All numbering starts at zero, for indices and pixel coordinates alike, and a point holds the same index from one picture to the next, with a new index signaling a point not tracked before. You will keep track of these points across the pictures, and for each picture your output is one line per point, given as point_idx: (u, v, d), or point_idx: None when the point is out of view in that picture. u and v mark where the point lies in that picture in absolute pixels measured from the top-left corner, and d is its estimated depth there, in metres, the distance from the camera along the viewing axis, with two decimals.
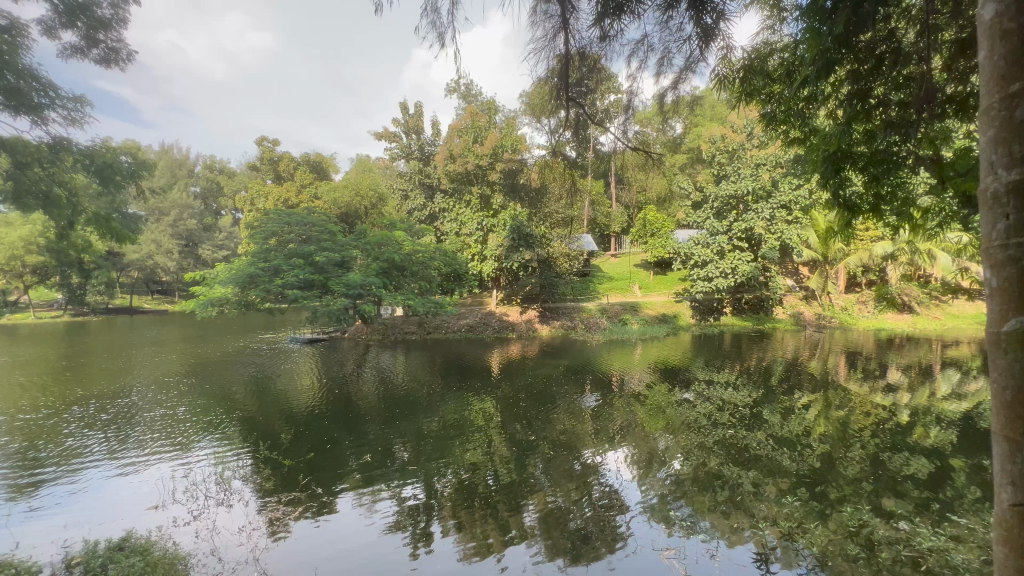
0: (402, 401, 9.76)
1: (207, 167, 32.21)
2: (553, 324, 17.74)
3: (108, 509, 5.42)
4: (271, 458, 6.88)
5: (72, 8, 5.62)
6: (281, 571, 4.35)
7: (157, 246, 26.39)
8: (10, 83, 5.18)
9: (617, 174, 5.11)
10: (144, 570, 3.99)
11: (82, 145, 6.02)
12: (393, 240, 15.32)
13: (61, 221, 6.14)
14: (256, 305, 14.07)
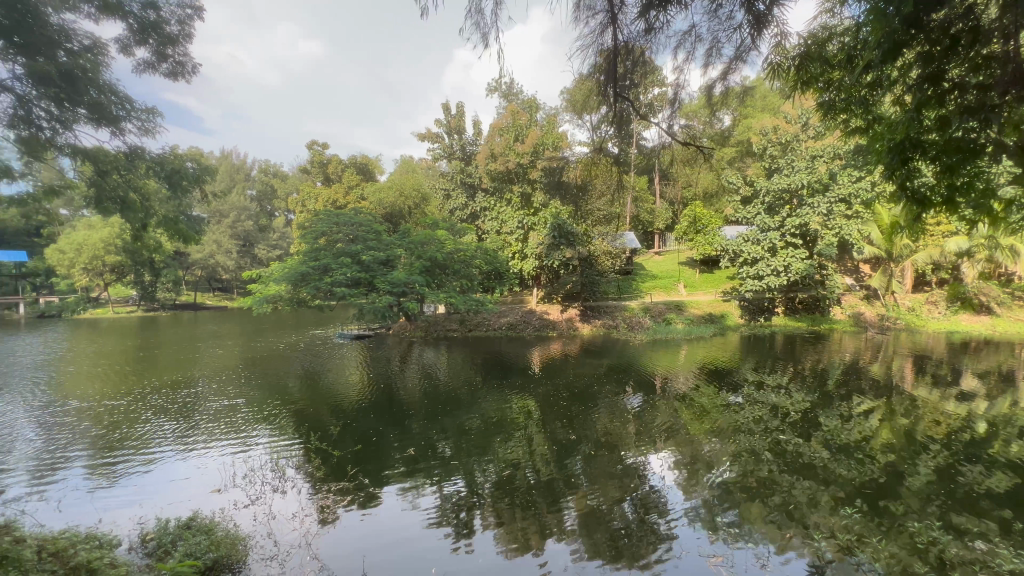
0: (444, 397, 9.94)
1: (262, 171, 34.06)
2: (594, 322, 17.50)
3: (176, 491, 5.86)
4: (322, 449, 7.21)
5: (145, 26, 6.08)
6: (332, 556, 4.54)
7: (218, 246, 28.13)
8: (93, 99, 5.70)
9: (662, 170, 4.98)
10: (209, 548, 4.26)
11: (154, 153, 6.53)
12: (435, 239, 15.61)
13: (135, 223, 6.65)
14: (307, 302, 14.75)
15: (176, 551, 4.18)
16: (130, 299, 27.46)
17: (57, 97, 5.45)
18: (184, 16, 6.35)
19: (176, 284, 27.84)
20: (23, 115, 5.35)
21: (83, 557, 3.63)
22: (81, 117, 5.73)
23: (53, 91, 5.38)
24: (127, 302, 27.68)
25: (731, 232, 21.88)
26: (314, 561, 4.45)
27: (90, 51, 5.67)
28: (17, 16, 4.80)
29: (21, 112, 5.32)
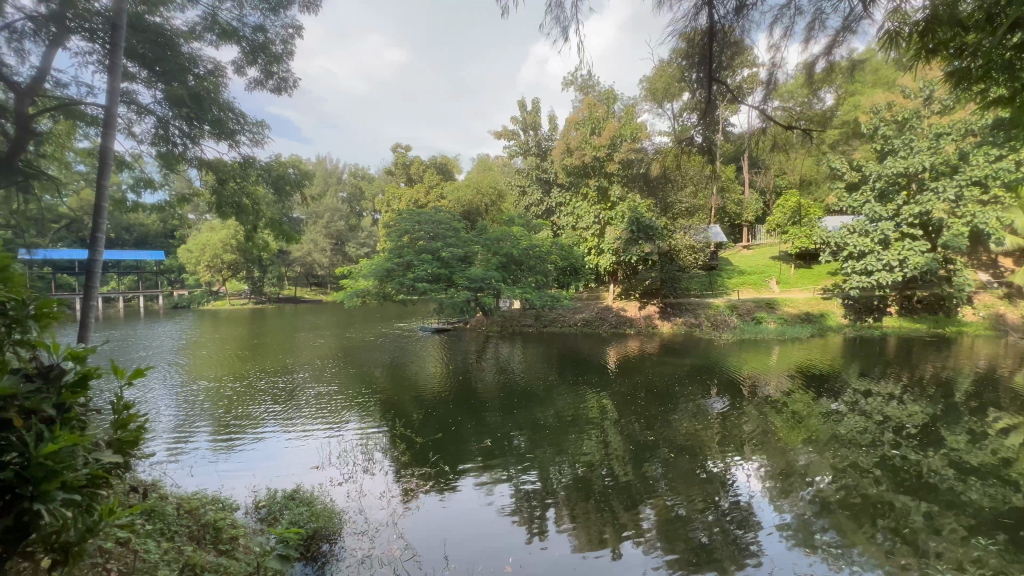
0: (520, 392, 10.07)
1: (352, 174, 36.71)
2: (675, 320, 16.78)
3: (283, 465, 6.51)
4: (406, 435, 7.66)
5: (255, 48, 6.84)
6: (415, 536, 4.82)
7: (315, 245, 30.76)
8: (216, 116, 6.45)
9: (751, 158, 4.64)
10: (311, 518, 4.72)
11: (263, 162, 7.29)
12: (512, 235, 15.76)
13: (248, 225, 7.47)
14: (392, 296, 15.73)
15: (284, 518, 4.66)
16: (242, 292, 30.89)
17: (187, 117, 6.30)
18: (287, 35, 7.02)
19: (280, 279, 30.83)
20: (163, 135, 6.38)
21: (211, 515, 4.16)
22: (205, 133, 6.53)
23: (184, 111, 6.23)
24: (241, 295, 31.20)
25: (834, 223, 19.78)
26: (400, 539, 4.74)
27: (212, 74, 6.45)
28: (155, 49, 5.77)
29: (161, 132, 6.35)
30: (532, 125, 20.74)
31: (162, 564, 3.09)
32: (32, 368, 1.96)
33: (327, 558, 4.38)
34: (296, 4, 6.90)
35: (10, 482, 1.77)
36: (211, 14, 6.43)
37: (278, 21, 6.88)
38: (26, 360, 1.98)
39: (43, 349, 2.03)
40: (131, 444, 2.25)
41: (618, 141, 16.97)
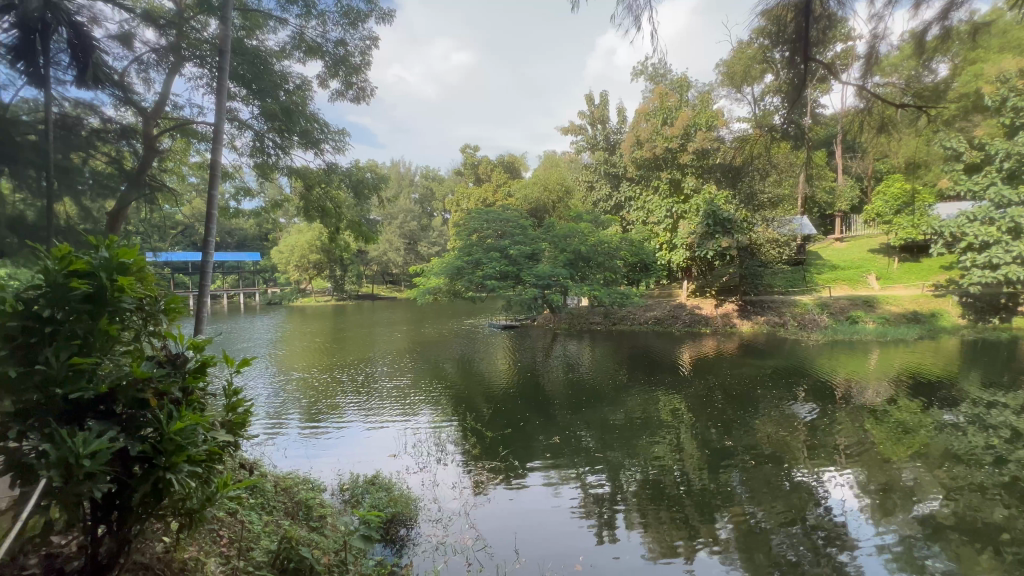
0: (588, 390, 9.95)
1: (424, 176, 38.19)
2: (756, 319, 15.73)
3: (364, 452, 6.95)
4: (476, 428, 7.87)
5: (336, 61, 7.33)
6: (487, 527, 4.94)
7: (390, 245, 32.38)
8: (303, 127, 6.96)
9: (847, 141, 4.21)
10: (390, 502, 5.01)
11: (344, 167, 7.78)
12: (580, 231, 15.52)
13: (331, 227, 8.05)
14: (462, 294, 16.22)
15: (365, 502, 4.98)
16: (326, 290, 33.24)
17: (279, 129, 6.88)
18: (365, 47, 7.45)
19: (359, 277, 32.75)
20: (260, 147, 7.05)
21: (303, 494, 4.53)
22: (294, 144, 7.07)
23: (276, 124, 6.82)
24: (325, 292, 33.56)
25: (949, 210, 17.44)
26: (471, 529, 4.87)
27: (300, 88, 7.01)
28: (252, 70, 6.38)
29: (258, 144, 7.02)
30: (600, 119, 20.24)
31: (264, 534, 3.43)
32: (163, 356, 2.25)
33: (404, 542, 4.62)
34: (372, 17, 7.29)
35: (145, 453, 2.05)
36: (298, 33, 7.01)
37: (357, 34, 7.31)
38: (158, 349, 2.27)
39: (171, 339, 2.32)
40: (239, 426, 2.50)
41: (692, 130, 16.14)
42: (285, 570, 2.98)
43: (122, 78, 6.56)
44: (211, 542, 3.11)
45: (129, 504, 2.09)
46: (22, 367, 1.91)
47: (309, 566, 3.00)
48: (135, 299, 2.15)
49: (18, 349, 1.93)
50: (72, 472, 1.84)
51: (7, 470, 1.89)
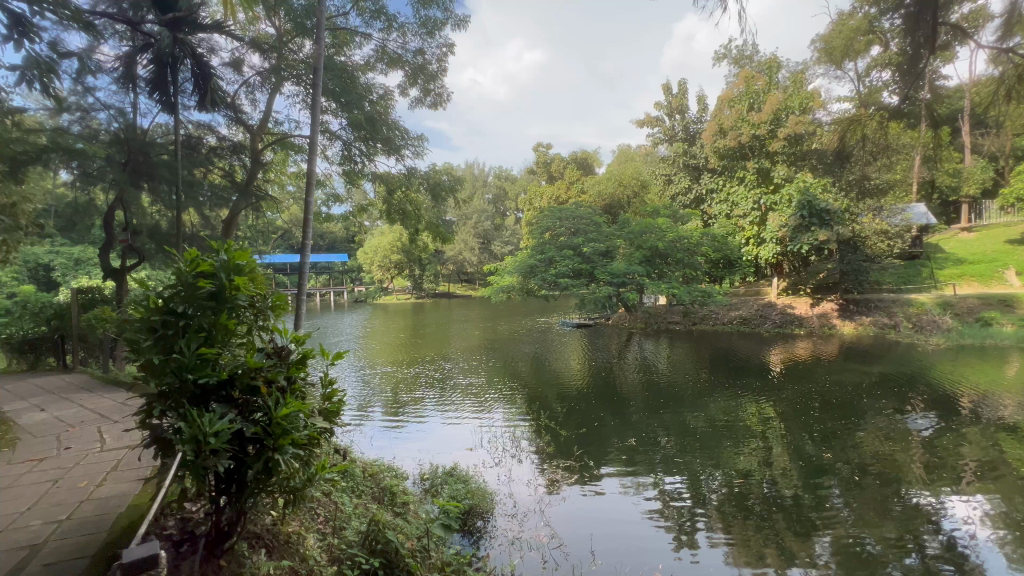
0: (666, 393, 9.55)
1: (498, 177, 38.92)
2: (859, 320, 14.19)
3: (442, 445, 7.23)
4: (550, 427, 7.87)
5: (416, 70, 7.68)
6: (562, 526, 4.92)
7: (465, 244, 33.33)
8: (386, 135, 7.38)
9: (976, 115, 3.67)
10: (467, 494, 5.18)
11: (422, 172, 8.13)
12: (656, 227, 14.93)
13: (411, 228, 8.45)
14: (535, 292, 16.35)
15: (443, 492, 5.18)
16: (406, 288, 35.01)
17: (364, 138, 7.34)
18: (442, 54, 7.73)
19: (436, 276, 34.08)
20: (348, 155, 7.60)
21: (387, 481, 4.81)
22: (378, 151, 7.50)
23: (361, 133, 7.29)
24: (405, 291, 35.34)
25: None
26: (546, 527, 4.88)
27: (382, 98, 7.44)
28: (341, 83, 6.85)
29: (347, 153, 7.56)
30: (678, 109, 19.29)
31: (354, 516, 3.69)
32: (270, 348, 2.48)
33: (481, 534, 4.75)
34: (448, 24, 7.54)
35: (256, 436, 2.28)
36: (381, 47, 7.45)
37: (434, 42, 7.60)
38: (266, 342, 2.51)
39: (277, 333, 2.54)
40: (335, 414, 2.69)
41: (782, 115, 14.89)
42: (374, 551, 3.17)
43: (234, 100, 7.39)
44: (309, 519, 3.38)
45: (245, 480, 2.32)
46: (160, 355, 2.22)
47: (394, 549, 3.18)
48: (248, 297, 2.40)
49: (158, 340, 2.24)
50: (201, 449, 2.10)
51: (150, 444, 2.20)
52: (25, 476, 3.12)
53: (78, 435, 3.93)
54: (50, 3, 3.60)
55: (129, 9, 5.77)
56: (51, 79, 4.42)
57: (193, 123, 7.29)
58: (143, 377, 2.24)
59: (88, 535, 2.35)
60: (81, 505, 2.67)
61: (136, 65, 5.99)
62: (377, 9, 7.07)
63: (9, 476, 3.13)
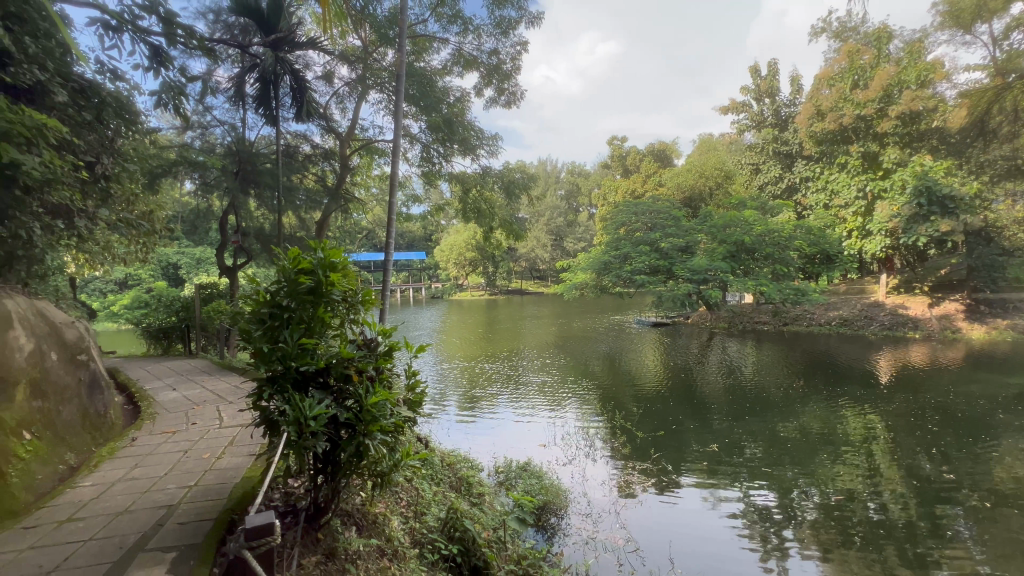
0: (752, 398, 8.91)
1: (570, 172, 38.57)
2: (992, 324, 12.27)
3: (516, 440, 7.30)
4: (625, 428, 7.67)
5: (490, 70, 7.81)
6: (638, 530, 4.78)
7: (537, 241, 33.38)
8: (462, 135, 7.60)
9: None
10: (541, 490, 5.21)
11: (497, 170, 8.24)
12: (742, 220, 13.92)
13: (486, 226, 8.64)
14: (608, 289, 16.20)
15: (518, 487, 5.26)
16: (480, 285, 35.90)
17: (441, 140, 7.62)
18: (516, 52, 7.78)
19: (509, 273, 34.56)
20: (426, 157, 7.95)
21: (464, 471, 4.96)
22: (454, 151, 7.77)
23: (440, 135, 7.57)
24: (479, 288, 36.26)
25: None
26: (622, 529, 4.78)
27: (459, 100, 7.67)
28: (420, 88, 7.14)
29: (426, 155, 7.91)
30: (768, 92, 17.83)
31: (434, 502, 3.87)
32: (361, 340, 2.65)
33: (555, 531, 4.75)
34: (522, 22, 7.59)
35: (349, 421, 2.45)
36: (457, 50, 7.68)
37: (508, 41, 7.67)
38: (357, 334, 2.68)
39: (366, 326, 2.71)
40: (418, 404, 2.82)
41: (895, 91, 13.21)
42: (452, 537, 3.35)
43: (326, 110, 8.01)
44: (394, 502, 3.56)
45: (339, 462, 2.50)
46: (268, 343, 2.46)
47: (471, 538, 3.34)
48: (341, 292, 2.57)
49: (267, 330, 2.48)
50: (302, 430, 2.30)
51: (260, 423, 2.43)
52: (162, 445, 3.63)
53: (202, 412, 4.50)
54: (182, 34, 4.11)
55: (239, 35, 6.46)
56: (181, 100, 5.06)
57: (291, 133, 7.96)
58: (254, 363, 2.48)
59: (212, 501, 2.67)
60: (206, 474, 3.06)
61: (244, 84, 6.67)
62: (454, 13, 7.27)
63: (150, 445, 3.65)
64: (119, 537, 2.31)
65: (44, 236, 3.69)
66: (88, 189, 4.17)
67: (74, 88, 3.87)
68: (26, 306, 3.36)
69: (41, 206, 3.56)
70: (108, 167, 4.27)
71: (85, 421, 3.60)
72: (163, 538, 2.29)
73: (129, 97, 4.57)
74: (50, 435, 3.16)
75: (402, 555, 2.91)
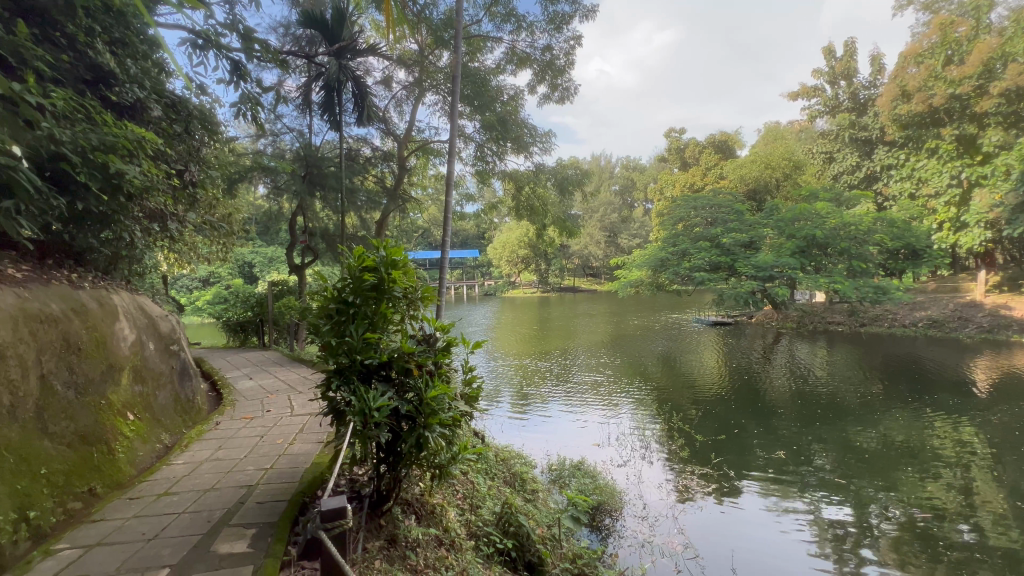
0: (825, 403, 8.32)
1: (625, 167, 37.71)
2: None
3: (570, 438, 7.26)
4: (683, 430, 7.41)
5: (544, 66, 7.78)
6: (697, 536, 4.61)
7: (591, 238, 32.91)
8: (515, 133, 7.65)
9: None
10: (595, 489, 5.15)
11: (550, 167, 8.19)
12: (814, 213, 12.95)
13: (539, 224, 8.66)
14: (665, 287, 15.97)
15: (572, 485, 5.22)
16: (532, 283, 35.99)
17: (495, 138, 7.71)
18: (570, 47, 7.70)
19: (562, 270, 34.35)
20: (481, 156, 8.08)
21: (518, 467, 5.00)
22: (508, 150, 7.85)
23: (494, 134, 7.65)
24: (532, 285, 36.36)
25: None
26: (680, 534, 4.62)
27: (513, 98, 7.70)
28: (475, 88, 7.22)
29: (480, 154, 8.04)
30: (844, 74, 16.52)
31: (489, 495, 3.94)
32: (420, 335, 2.73)
33: (610, 532, 4.67)
34: (576, 17, 7.50)
35: (410, 413, 2.54)
36: (511, 48, 7.73)
37: (562, 37, 7.60)
38: (417, 329, 2.77)
39: (425, 321, 2.78)
40: (474, 399, 2.87)
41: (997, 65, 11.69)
42: (506, 532, 3.39)
43: (385, 114, 8.33)
44: (451, 493, 3.64)
45: (400, 453, 2.60)
46: (335, 337, 2.58)
47: (526, 533, 3.39)
48: (402, 288, 2.67)
49: (334, 324, 2.61)
50: (367, 421, 2.40)
51: (328, 412, 2.55)
52: (242, 430, 3.93)
53: (276, 400, 4.84)
54: (259, 49, 4.42)
55: (307, 45, 6.84)
56: (257, 110, 5.44)
57: (353, 137, 8.36)
58: (323, 355, 2.62)
59: (286, 484, 2.86)
60: (280, 458, 3.28)
61: (311, 92, 7.06)
62: (507, 12, 7.31)
63: (232, 429, 3.96)
64: (207, 511, 2.53)
65: (143, 238, 4.11)
66: (179, 195, 4.52)
67: (167, 103, 4.27)
68: (129, 300, 3.76)
69: (141, 210, 3.98)
70: (195, 174, 4.67)
71: (177, 405, 3.97)
72: (245, 515, 2.48)
73: (212, 109, 4.97)
74: (149, 416, 3.51)
75: (458, 546, 2.97)
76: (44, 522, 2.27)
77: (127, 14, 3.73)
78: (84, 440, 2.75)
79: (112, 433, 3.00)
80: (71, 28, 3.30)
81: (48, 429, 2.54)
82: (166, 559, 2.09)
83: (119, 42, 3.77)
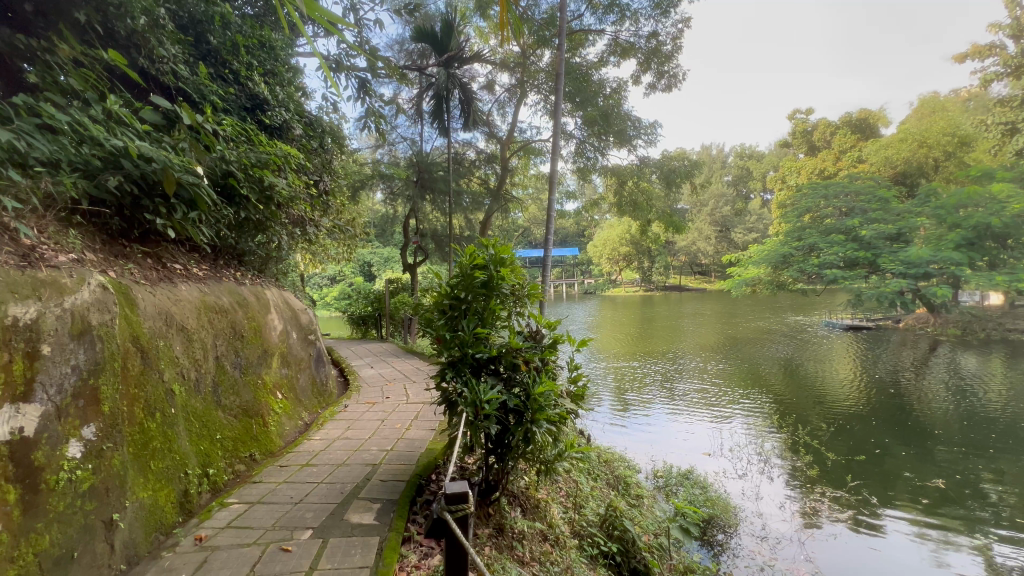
0: (1001, 428, 6.89)
1: (739, 155, 34.62)
2: None
3: (677, 445, 6.91)
4: (811, 445, 6.64)
5: (648, 54, 7.45)
6: (829, 567, 4.09)
7: (699, 233, 30.82)
8: (619, 127, 7.45)
9: None
10: (706, 501, 4.82)
11: (655, 159, 7.84)
12: (986, 196, 10.67)
13: (643, 219, 8.33)
14: (788, 285, 14.58)
15: (679, 494, 4.93)
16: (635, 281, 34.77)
17: (598, 133, 7.59)
18: (677, 31, 7.27)
19: (666, 268, 32.64)
20: (581, 152, 8.06)
21: (621, 470, 4.86)
22: (610, 144, 7.72)
23: (596, 129, 7.54)
24: (634, 283, 35.16)
25: None
26: (808, 562, 4.14)
27: (616, 90, 7.46)
28: (576, 84, 7.15)
29: (580, 151, 8.03)
30: None
31: (593, 496, 3.88)
32: (527, 332, 2.77)
33: (724, 549, 4.31)
34: None
35: (517, 407, 2.60)
36: (614, 39, 7.52)
37: (669, 21, 7.21)
38: (523, 326, 2.81)
39: (532, 318, 2.81)
40: (580, 397, 2.84)
41: None
42: (611, 535, 3.32)
43: (489, 117, 8.64)
44: (555, 491, 3.65)
45: (507, 446, 2.66)
46: (448, 331, 2.70)
47: (632, 539, 3.27)
48: (510, 286, 2.74)
49: (447, 318, 2.73)
50: (478, 412, 2.50)
51: (442, 401, 2.69)
52: (366, 413, 4.34)
53: (393, 389, 5.26)
54: (381, 66, 4.84)
55: (419, 58, 7.33)
56: (379, 122, 5.94)
57: (459, 142, 8.81)
58: (436, 348, 2.76)
59: (404, 466, 3.10)
60: (398, 441, 3.57)
61: (423, 102, 7.54)
62: (610, 3, 7.12)
63: (357, 411, 4.40)
64: (339, 484, 2.84)
65: (288, 241, 4.72)
66: (317, 202, 5.10)
67: (306, 122, 4.87)
68: (277, 295, 4.35)
69: (288, 218, 4.59)
70: (327, 184, 5.23)
71: (313, 387, 4.51)
72: (370, 490, 2.74)
73: (341, 124, 5.55)
74: (292, 396, 4.03)
75: (563, 543, 2.97)
76: (220, 479, 2.73)
77: (277, 48, 4.35)
78: (247, 413, 3.25)
79: (266, 408, 3.50)
80: (236, 64, 3.91)
81: (221, 402, 3.03)
82: (308, 522, 2.39)
83: (271, 73, 4.37)
